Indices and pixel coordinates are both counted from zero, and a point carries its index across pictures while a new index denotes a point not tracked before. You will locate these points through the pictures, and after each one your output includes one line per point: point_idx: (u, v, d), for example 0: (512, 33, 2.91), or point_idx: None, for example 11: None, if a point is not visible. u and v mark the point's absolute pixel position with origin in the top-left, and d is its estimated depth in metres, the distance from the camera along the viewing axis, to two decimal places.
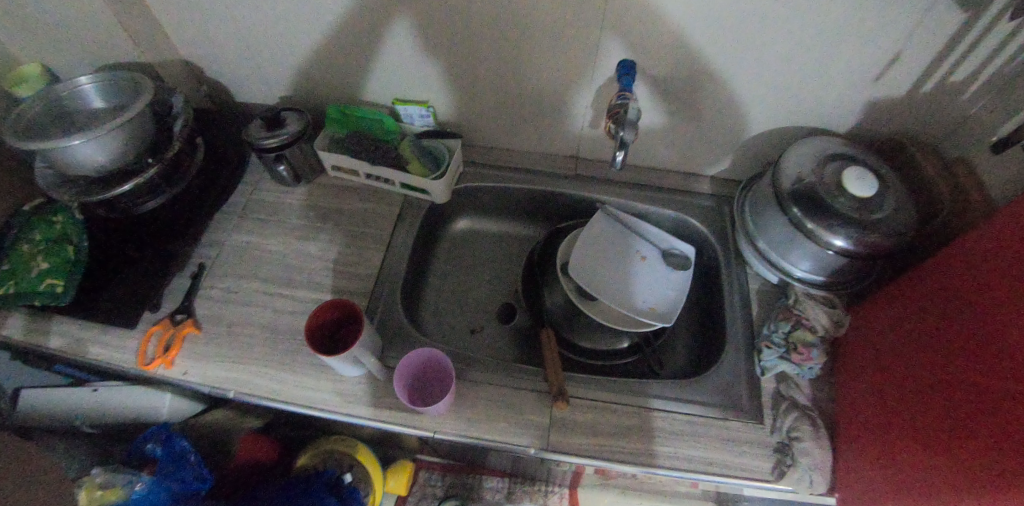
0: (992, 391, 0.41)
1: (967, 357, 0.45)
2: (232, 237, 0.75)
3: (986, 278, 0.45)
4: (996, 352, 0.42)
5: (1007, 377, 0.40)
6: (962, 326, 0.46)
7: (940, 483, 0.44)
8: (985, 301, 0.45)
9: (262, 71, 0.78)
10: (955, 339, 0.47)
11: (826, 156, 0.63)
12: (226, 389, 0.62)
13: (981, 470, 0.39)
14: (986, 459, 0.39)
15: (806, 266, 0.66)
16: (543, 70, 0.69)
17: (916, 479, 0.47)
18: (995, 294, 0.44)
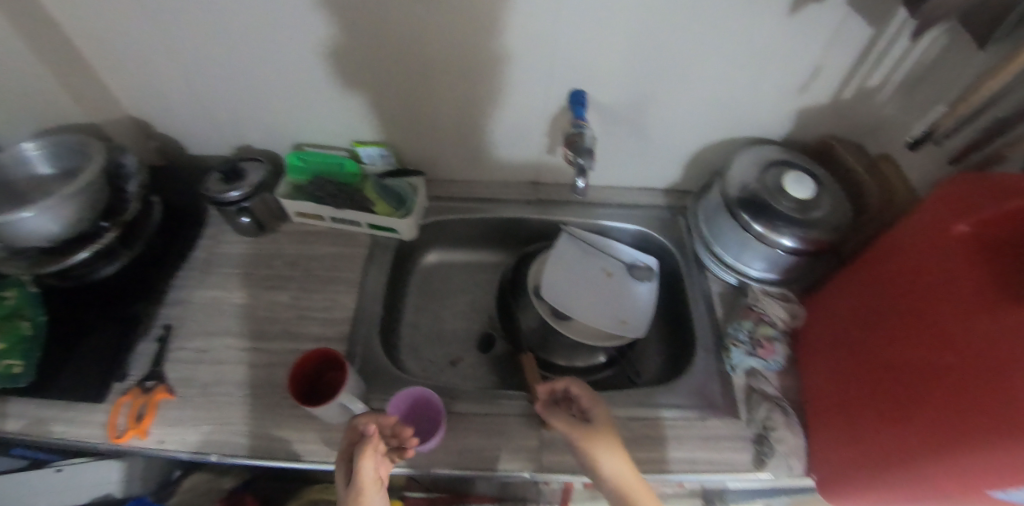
0: (952, 355, 0.44)
1: (922, 328, 0.49)
2: (200, 294, 0.76)
3: (930, 256, 0.50)
4: (950, 319, 0.46)
5: (966, 341, 0.43)
6: (915, 301, 0.51)
7: (916, 450, 0.46)
8: (932, 275, 0.49)
9: (218, 124, 0.80)
10: (908, 313, 0.51)
11: (765, 164, 0.71)
12: (207, 453, 0.62)
13: (955, 429, 0.42)
14: (957, 418, 0.42)
15: (760, 265, 0.71)
16: (497, 104, 0.72)
17: (891, 449, 0.49)
18: (940, 269, 0.48)
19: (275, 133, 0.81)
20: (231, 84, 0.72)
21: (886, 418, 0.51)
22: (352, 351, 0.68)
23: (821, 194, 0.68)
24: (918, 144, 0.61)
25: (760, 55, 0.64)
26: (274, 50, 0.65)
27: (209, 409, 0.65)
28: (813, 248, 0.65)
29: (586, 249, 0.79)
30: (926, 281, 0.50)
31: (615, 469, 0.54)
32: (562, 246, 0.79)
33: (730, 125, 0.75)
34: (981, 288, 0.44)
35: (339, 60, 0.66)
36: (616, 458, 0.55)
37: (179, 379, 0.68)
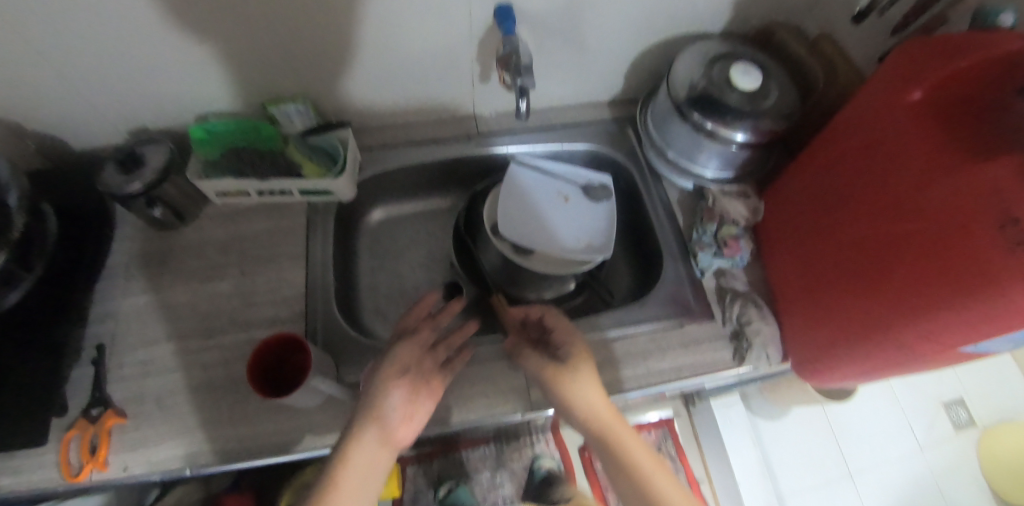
0: (917, 220, 0.46)
1: (884, 200, 0.50)
2: (127, 303, 0.67)
3: (883, 127, 0.50)
4: (912, 185, 0.47)
5: (930, 203, 0.44)
6: (873, 175, 0.52)
7: (894, 315, 0.48)
8: (887, 146, 0.50)
9: (95, 110, 0.68)
10: (868, 188, 0.52)
11: (708, 59, 0.68)
12: (180, 469, 0.59)
13: (932, 289, 0.44)
14: (932, 278, 0.44)
15: (715, 164, 0.70)
16: (419, 36, 0.64)
17: (865, 319, 0.52)
18: (894, 138, 0.49)
19: (167, 108, 0.69)
20: (98, 56, 0.59)
21: (856, 293, 0.53)
22: (312, 329, 0.64)
23: (769, 82, 0.66)
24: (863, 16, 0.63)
25: None
26: (141, 9, 0.54)
27: (170, 422, 0.61)
28: (767, 138, 0.64)
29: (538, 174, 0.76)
30: (885, 155, 0.50)
31: (583, 401, 0.53)
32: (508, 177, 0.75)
33: (669, 25, 0.71)
34: (938, 151, 0.45)
35: (227, 9, 0.56)
36: (585, 388, 0.54)
37: (128, 399, 0.62)
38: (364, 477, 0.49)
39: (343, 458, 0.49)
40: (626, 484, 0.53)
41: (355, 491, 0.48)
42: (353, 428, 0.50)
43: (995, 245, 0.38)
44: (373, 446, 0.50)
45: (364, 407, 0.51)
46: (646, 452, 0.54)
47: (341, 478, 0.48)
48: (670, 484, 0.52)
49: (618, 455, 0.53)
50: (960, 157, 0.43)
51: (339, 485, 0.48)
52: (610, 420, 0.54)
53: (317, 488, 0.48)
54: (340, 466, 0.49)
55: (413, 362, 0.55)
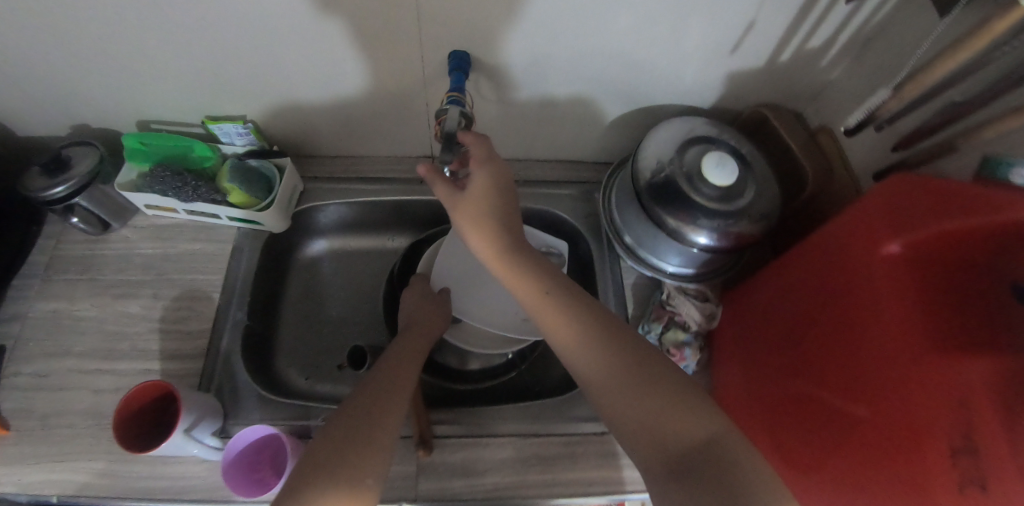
0: (874, 398, 0.39)
1: (842, 354, 0.43)
2: (37, 307, 0.65)
3: (853, 270, 0.43)
4: (873, 354, 0.40)
5: (892, 386, 0.38)
6: (834, 319, 0.45)
7: (832, 489, 0.43)
8: (853, 293, 0.43)
9: (38, 103, 0.65)
10: (826, 332, 0.45)
11: (685, 141, 0.60)
12: (47, 494, 0.56)
13: (878, 486, 0.38)
14: (880, 474, 0.38)
15: (676, 260, 0.62)
16: (378, 71, 0.60)
17: (802, 477, 0.46)
18: (861, 289, 0.42)
19: (112, 110, 0.67)
20: (35, 53, 0.57)
21: (797, 447, 0.47)
22: (211, 369, 0.60)
23: (749, 179, 0.58)
24: (853, 132, 0.56)
25: (677, 5, 0.52)
26: (76, 13, 0.51)
27: (49, 445, 0.58)
28: (732, 243, 0.57)
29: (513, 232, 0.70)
30: (851, 307, 0.43)
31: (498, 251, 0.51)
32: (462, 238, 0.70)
33: (651, 93, 0.65)
34: (906, 330, 0.37)
35: (171, 22, 0.52)
36: (502, 242, 0.51)
37: (15, 410, 0.59)
38: (391, 431, 0.43)
39: (368, 405, 0.44)
40: (586, 361, 0.44)
41: (384, 449, 0.42)
42: (374, 385, 0.46)
43: (956, 488, 0.32)
44: (398, 401, 0.46)
45: (383, 367, 0.49)
46: (611, 327, 0.46)
47: (371, 427, 0.42)
48: (662, 361, 0.44)
49: (568, 325, 0.46)
50: (930, 350, 0.35)
51: (369, 436, 0.41)
52: (530, 278, 0.49)
53: (347, 437, 0.41)
54: (369, 414, 0.43)
55: (412, 333, 0.56)
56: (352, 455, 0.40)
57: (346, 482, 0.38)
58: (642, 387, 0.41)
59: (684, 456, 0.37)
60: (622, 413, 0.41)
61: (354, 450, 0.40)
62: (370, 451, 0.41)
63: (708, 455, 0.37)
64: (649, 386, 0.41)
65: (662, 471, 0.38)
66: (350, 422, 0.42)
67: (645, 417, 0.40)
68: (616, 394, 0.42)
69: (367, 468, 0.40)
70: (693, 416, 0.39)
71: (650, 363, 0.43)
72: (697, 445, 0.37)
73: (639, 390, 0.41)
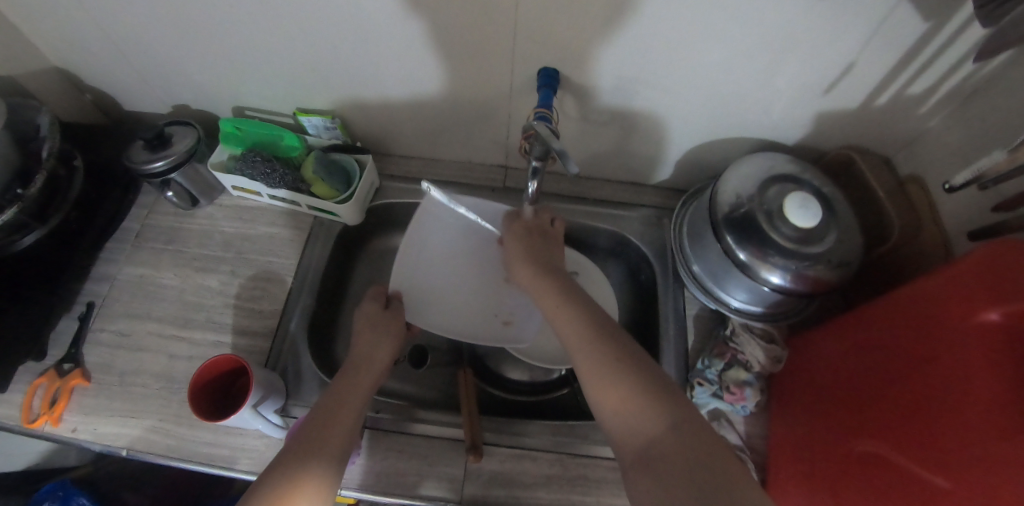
0: (941, 448, 0.39)
1: (911, 402, 0.43)
2: (125, 270, 0.70)
3: (937, 326, 0.42)
4: (946, 408, 0.40)
5: (967, 440, 0.37)
6: (908, 371, 0.44)
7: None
8: (933, 349, 0.42)
9: (149, 81, 0.70)
10: (901, 383, 0.45)
11: (767, 178, 0.59)
12: (119, 447, 0.59)
13: None
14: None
15: (742, 297, 0.61)
16: (466, 79, 0.62)
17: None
18: (943, 345, 0.41)
19: (213, 94, 0.71)
20: (157, 36, 0.61)
21: (853, 485, 0.47)
22: (279, 349, 0.63)
23: (831, 224, 0.56)
24: (956, 189, 0.51)
25: (776, 43, 0.52)
26: (203, 4, 0.55)
27: (125, 400, 0.61)
28: (807, 287, 0.56)
29: (473, 227, 0.72)
30: (930, 370, 0.42)
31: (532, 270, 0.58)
32: (422, 236, 0.70)
33: (733, 124, 0.65)
34: (991, 398, 0.37)
35: (284, 20, 0.56)
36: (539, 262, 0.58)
37: (99, 363, 0.64)
38: (344, 434, 0.44)
39: (327, 411, 0.45)
40: (578, 355, 0.46)
41: (335, 451, 0.43)
42: (334, 391, 0.48)
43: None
44: (350, 406, 0.47)
45: (347, 370, 0.50)
46: (597, 324, 0.48)
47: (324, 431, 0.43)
48: (630, 354, 0.44)
49: (579, 326, 0.48)
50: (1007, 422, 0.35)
51: (320, 438, 0.43)
52: (547, 286, 0.55)
53: (300, 441, 0.42)
54: (323, 420, 0.44)
55: (374, 322, 0.56)
56: (304, 455, 0.41)
57: (292, 483, 0.39)
58: (614, 375, 0.43)
59: (651, 445, 0.38)
60: (605, 403, 0.42)
61: (307, 450, 0.41)
62: (318, 451, 0.42)
63: (669, 447, 0.37)
64: (612, 372, 0.43)
65: (637, 459, 0.38)
66: (305, 430, 0.43)
67: (614, 403, 0.42)
68: (590, 376, 0.44)
69: (311, 470, 0.40)
70: (656, 406, 0.40)
71: (623, 356, 0.44)
72: (659, 437, 0.38)
73: (611, 378, 0.43)
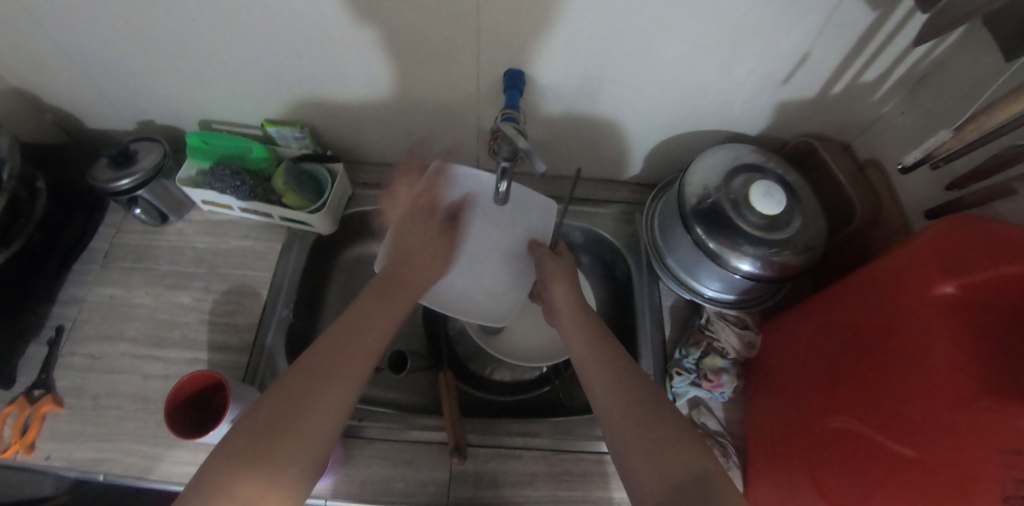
0: (902, 418, 0.41)
1: (875, 377, 0.45)
2: (95, 292, 0.68)
3: (896, 304, 0.44)
4: (904, 380, 0.42)
5: (924, 410, 0.39)
6: (872, 348, 0.46)
7: (852, 494, 0.44)
8: (894, 326, 0.44)
9: (109, 98, 0.69)
10: (866, 359, 0.47)
11: (733, 168, 0.60)
12: (95, 472, 0.58)
13: (897, 494, 0.40)
14: (900, 483, 0.40)
15: (715, 286, 0.62)
16: (433, 83, 0.62)
17: (823, 484, 0.48)
18: (902, 323, 0.43)
19: (178, 109, 0.71)
20: (116, 52, 0.60)
21: (824, 460, 0.48)
22: (256, 363, 0.62)
23: (794, 210, 0.58)
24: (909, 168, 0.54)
25: (735, 35, 0.53)
26: (160, 17, 0.54)
27: (98, 425, 0.60)
28: (775, 273, 0.57)
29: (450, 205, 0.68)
30: (896, 349, 0.43)
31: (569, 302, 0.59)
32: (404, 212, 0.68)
33: (699, 117, 0.66)
34: (942, 366, 0.38)
35: (245, 31, 0.55)
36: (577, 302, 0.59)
37: (70, 388, 0.62)
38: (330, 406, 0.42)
39: (304, 393, 0.42)
40: (603, 395, 0.47)
41: (303, 444, 0.40)
42: (310, 367, 0.44)
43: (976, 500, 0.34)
44: (333, 388, 0.43)
45: (332, 344, 0.46)
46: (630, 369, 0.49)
47: (296, 416, 0.40)
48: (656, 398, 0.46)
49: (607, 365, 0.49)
50: (982, 391, 0.35)
51: (291, 419, 0.40)
52: (581, 325, 0.56)
53: (272, 427, 0.40)
54: (296, 399, 0.41)
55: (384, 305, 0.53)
56: (271, 447, 0.39)
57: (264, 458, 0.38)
58: (639, 420, 0.44)
59: (679, 489, 0.38)
60: (631, 446, 0.42)
61: (276, 438, 0.39)
62: (288, 448, 0.39)
63: (695, 490, 0.38)
64: (639, 415, 0.44)
65: (659, 500, 0.38)
66: (288, 396, 0.41)
67: (646, 443, 0.42)
68: (614, 415, 0.45)
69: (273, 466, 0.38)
70: (690, 453, 0.41)
71: (651, 401, 0.45)
72: (685, 481, 0.38)
73: (641, 425, 0.43)
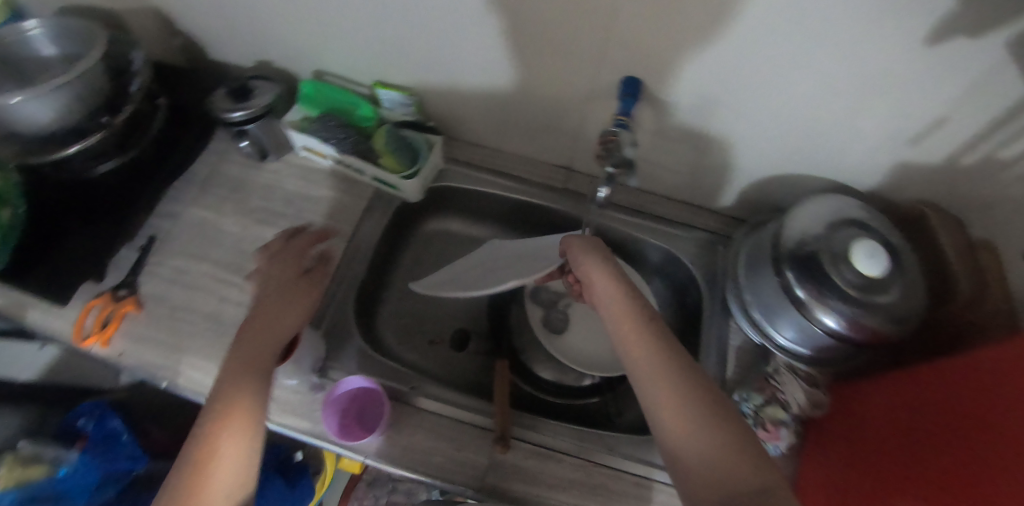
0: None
1: (953, 460, 0.42)
2: (190, 211, 0.72)
3: (996, 393, 0.40)
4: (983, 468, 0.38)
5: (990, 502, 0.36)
6: (957, 431, 0.43)
7: None
8: (985, 414, 0.40)
9: (240, 36, 0.73)
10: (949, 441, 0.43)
11: (839, 220, 0.58)
12: (161, 378, 0.61)
13: None
14: None
15: (790, 335, 0.60)
16: (545, 74, 0.62)
17: None
18: (994, 411, 0.40)
19: (298, 57, 0.74)
20: None
21: None
22: (324, 310, 0.65)
23: (896, 275, 0.55)
24: None
25: (869, 83, 0.51)
26: None
27: (172, 334, 0.64)
28: (862, 335, 0.54)
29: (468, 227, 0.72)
30: (988, 436, 0.39)
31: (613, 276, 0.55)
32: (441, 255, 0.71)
33: (806, 160, 0.64)
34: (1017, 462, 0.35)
35: None
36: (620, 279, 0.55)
37: (151, 295, 0.66)
38: (262, 369, 0.47)
39: (244, 364, 0.47)
40: (655, 389, 0.44)
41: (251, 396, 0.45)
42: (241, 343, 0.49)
43: None
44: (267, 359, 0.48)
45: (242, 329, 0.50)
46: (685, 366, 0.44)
47: (244, 374, 0.46)
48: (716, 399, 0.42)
49: (658, 358, 0.45)
50: None
51: (239, 382, 0.45)
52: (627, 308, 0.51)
53: (207, 411, 0.43)
54: (243, 365, 0.47)
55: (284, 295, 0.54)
56: (217, 421, 0.42)
57: (223, 413, 0.43)
58: (696, 422, 0.40)
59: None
60: (679, 446, 0.40)
61: (230, 393, 0.44)
62: (235, 413, 0.43)
63: None
64: (698, 418, 0.40)
65: None
66: (232, 363, 0.47)
67: (700, 447, 0.39)
68: (667, 414, 0.42)
69: (234, 426, 0.42)
70: (750, 467, 0.37)
71: (707, 404, 0.41)
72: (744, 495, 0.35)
73: (696, 428, 0.40)
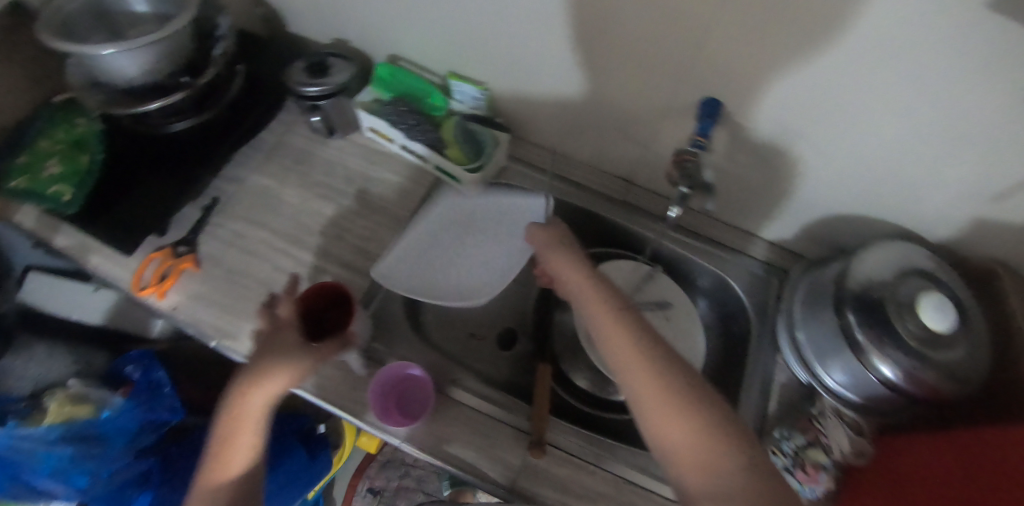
0: None
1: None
2: (253, 178, 0.74)
3: None
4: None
5: None
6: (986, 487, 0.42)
7: None
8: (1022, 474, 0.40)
9: (323, 13, 0.74)
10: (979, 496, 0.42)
11: (909, 268, 0.56)
12: (210, 337, 0.63)
13: None
14: None
15: (839, 379, 0.59)
16: (622, 85, 0.61)
17: None
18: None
19: (375, 39, 0.75)
20: None
21: None
22: (374, 291, 0.66)
23: (964, 335, 0.53)
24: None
25: (958, 134, 0.49)
26: None
27: (225, 296, 0.65)
28: (920, 390, 0.53)
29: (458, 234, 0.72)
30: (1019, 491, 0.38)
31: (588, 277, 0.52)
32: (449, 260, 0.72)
33: (877, 202, 0.63)
34: None
35: None
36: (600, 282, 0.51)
37: (208, 255, 0.67)
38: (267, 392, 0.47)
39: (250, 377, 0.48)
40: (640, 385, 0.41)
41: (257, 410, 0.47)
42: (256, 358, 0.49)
43: None
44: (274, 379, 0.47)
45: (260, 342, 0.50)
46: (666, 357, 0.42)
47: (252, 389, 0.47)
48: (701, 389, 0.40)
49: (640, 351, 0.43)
50: None
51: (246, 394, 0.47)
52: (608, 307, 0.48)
53: (224, 409, 0.48)
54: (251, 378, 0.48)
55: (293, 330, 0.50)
56: (228, 426, 0.47)
57: (232, 419, 0.47)
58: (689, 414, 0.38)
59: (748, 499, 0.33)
60: (674, 441, 0.37)
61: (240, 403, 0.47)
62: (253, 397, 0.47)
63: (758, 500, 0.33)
64: (689, 407, 0.38)
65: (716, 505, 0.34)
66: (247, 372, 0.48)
67: (693, 435, 0.37)
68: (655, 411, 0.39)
69: (239, 439, 0.46)
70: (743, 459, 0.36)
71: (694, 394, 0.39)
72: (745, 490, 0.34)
73: (687, 417, 0.38)
